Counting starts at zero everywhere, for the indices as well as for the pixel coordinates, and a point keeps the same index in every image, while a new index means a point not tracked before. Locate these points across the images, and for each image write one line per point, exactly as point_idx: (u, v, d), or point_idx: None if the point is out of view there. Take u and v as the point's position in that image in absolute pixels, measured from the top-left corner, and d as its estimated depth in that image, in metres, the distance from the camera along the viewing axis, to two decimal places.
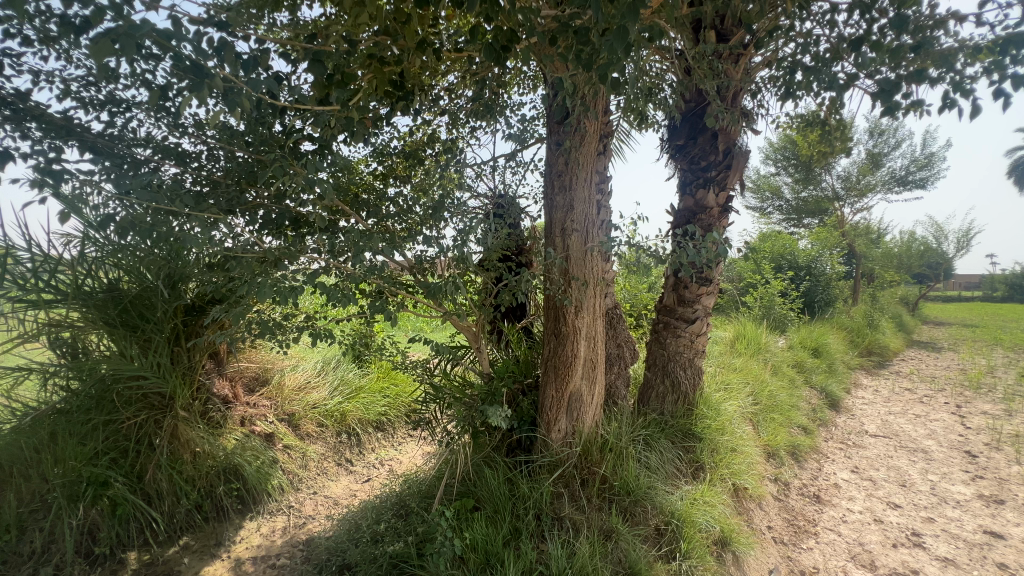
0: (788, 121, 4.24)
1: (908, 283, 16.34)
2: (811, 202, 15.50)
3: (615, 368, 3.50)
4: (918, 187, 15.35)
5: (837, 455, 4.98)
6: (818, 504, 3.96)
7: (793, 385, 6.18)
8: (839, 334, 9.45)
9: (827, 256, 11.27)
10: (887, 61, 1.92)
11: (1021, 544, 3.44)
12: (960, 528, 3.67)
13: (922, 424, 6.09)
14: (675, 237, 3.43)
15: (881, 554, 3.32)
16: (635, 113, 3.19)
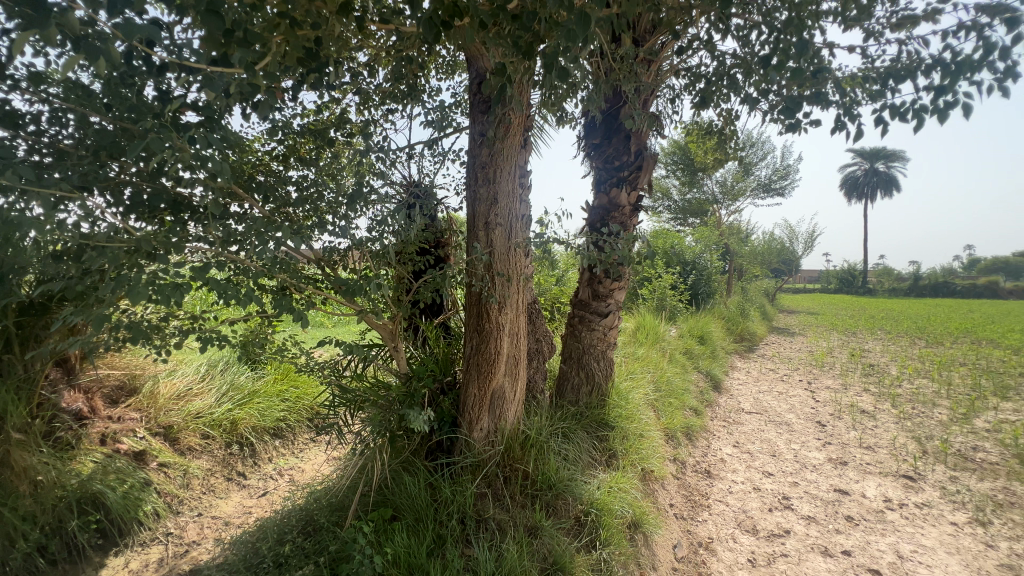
0: (687, 128, 4.57)
1: (769, 277, 18.87)
2: (695, 203, 17.16)
3: (535, 362, 3.53)
4: (778, 194, 17.74)
5: (721, 433, 5.56)
6: (709, 478, 4.37)
7: (684, 370, 6.79)
8: (718, 323, 10.61)
9: (709, 252, 12.56)
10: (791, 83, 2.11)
11: (861, 498, 4.08)
12: (817, 489, 4.27)
13: (784, 399, 7.05)
14: (590, 234, 3.52)
15: (761, 518, 3.74)
16: (555, 108, 3.18)
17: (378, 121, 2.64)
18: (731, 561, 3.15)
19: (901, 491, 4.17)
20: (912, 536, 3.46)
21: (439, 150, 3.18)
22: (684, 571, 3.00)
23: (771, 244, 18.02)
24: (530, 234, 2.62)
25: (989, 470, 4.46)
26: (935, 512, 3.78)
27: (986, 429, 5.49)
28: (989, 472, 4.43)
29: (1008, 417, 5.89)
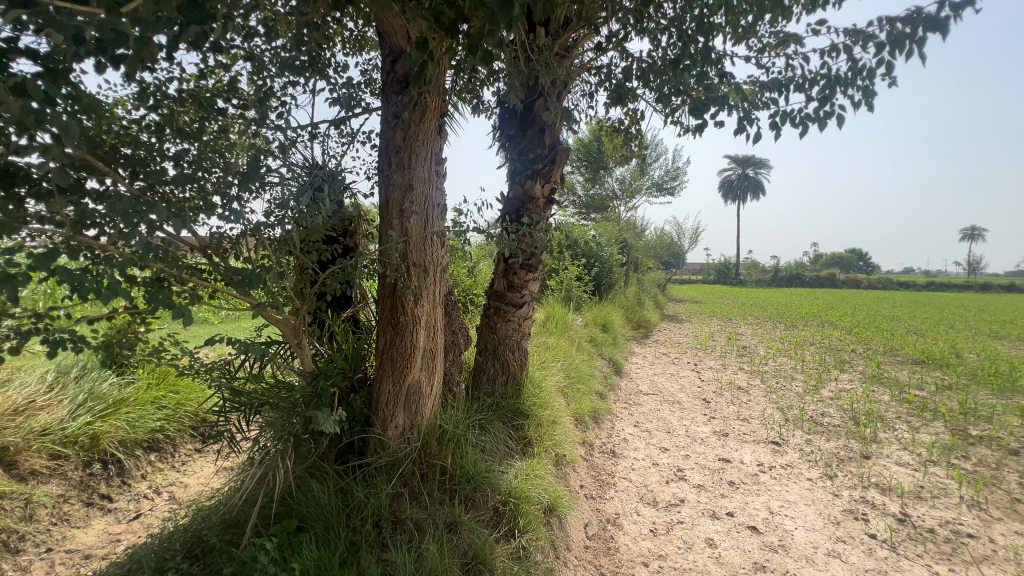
0: (594, 124, 4.76)
1: (661, 269, 20.60)
2: (597, 199, 18.10)
3: (450, 355, 3.47)
4: (669, 193, 19.35)
5: (624, 414, 5.96)
6: (614, 457, 4.66)
7: (590, 357, 7.15)
8: (619, 311, 11.35)
9: (610, 245, 13.35)
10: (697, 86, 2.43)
11: (740, 464, 4.61)
12: (705, 459, 4.74)
13: (675, 380, 7.75)
14: (505, 225, 3.51)
15: (659, 490, 4.06)
16: (470, 95, 3.11)
17: (276, 93, 2.36)
18: (635, 533, 3.36)
19: (770, 455, 4.79)
20: (779, 494, 3.98)
21: (346, 131, 2.95)
22: (594, 548, 3.15)
23: (663, 239, 19.64)
24: (447, 223, 2.54)
25: (833, 432, 5.30)
26: (796, 471, 4.39)
27: (830, 397, 6.51)
28: (834, 433, 5.26)
29: (845, 386, 7.05)
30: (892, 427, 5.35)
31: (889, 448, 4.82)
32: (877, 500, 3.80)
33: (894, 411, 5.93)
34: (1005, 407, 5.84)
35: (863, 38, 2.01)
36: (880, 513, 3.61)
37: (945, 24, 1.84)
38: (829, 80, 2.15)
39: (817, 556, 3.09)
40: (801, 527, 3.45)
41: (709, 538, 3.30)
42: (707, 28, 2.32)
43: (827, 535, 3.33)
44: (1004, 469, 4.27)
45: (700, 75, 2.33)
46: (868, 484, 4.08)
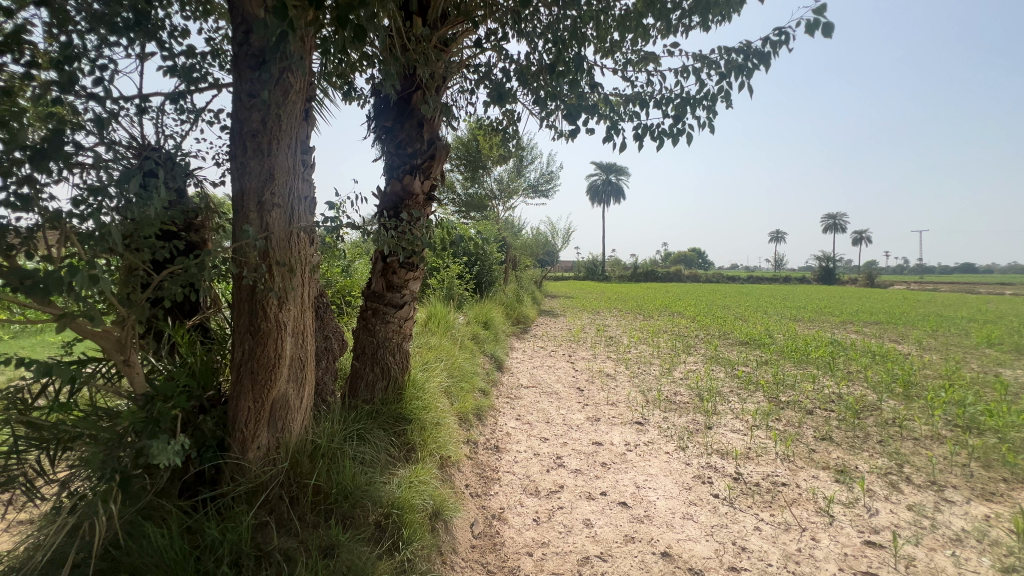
0: (473, 122, 4.77)
1: (537, 267, 21.63)
2: (476, 198, 18.31)
3: (323, 363, 3.18)
4: (543, 194, 20.37)
5: (506, 409, 6.08)
6: (498, 452, 4.73)
7: (472, 355, 7.18)
8: (499, 308, 11.60)
9: (490, 243, 13.58)
10: (571, 92, 2.59)
11: (611, 445, 5.01)
12: (581, 445, 5.03)
13: (552, 372, 8.16)
14: (382, 221, 3.32)
15: (541, 479, 4.20)
16: (340, 78, 2.87)
17: (86, 52, 1.89)
18: (520, 525, 3.44)
19: (635, 434, 5.29)
20: (643, 469, 4.41)
21: (189, 108, 2.52)
22: (481, 546, 3.15)
23: (539, 238, 20.61)
24: (315, 219, 2.32)
25: (684, 408, 6.06)
26: (656, 447, 4.91)
27: (681, 378, 7.44)
28: (684, 409, 6.01)
29: (692, 367, 8.12)
30: (727, 400, 6.31)
31: (725, 418, 5.66)
32: (719, 464, 4.43)
33: (728, 386, 6.99)
34: (802, 376, 7.26)
35: (708, 65, 2.32)
36: (721, 475, 4.22)
37: (767, 59, 2.20)
38: (682, 98, 2.43)
39: (675, 520, 3.49)
40: (661, 496, 3.87)
41: (587, 519, 3.53)
42: (579, 39, 2.48)
43: (682, 500, 3.78)
44: (804, 427, 5.29)
45: (573, 83, 2.50)
46: (711, 451, 4.74)
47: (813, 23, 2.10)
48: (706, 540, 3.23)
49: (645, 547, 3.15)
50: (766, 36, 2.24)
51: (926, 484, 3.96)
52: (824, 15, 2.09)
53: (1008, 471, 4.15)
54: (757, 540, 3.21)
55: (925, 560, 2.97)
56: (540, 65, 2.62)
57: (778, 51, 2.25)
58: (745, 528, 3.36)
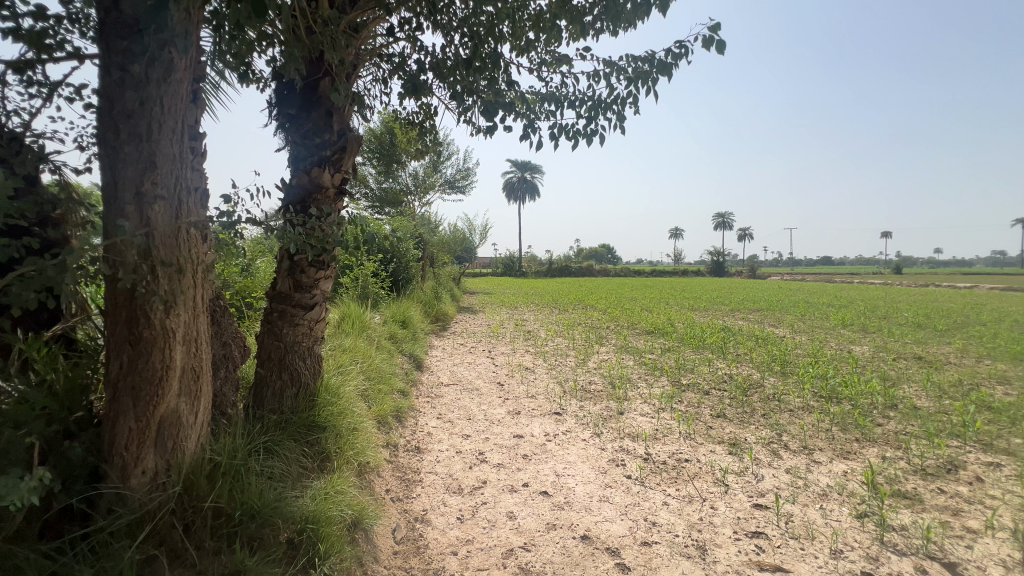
0: (387, 114, 4.59)
1: (455, 263, 21.47)
2: (391, 193, 17.72)
3: (221, 372, 2.88)
4: (460, 191, 20.29)
5: (426, 409, 5.97)
6: (419, 454, 4.62)
7: (390, 355, 6.95)
8: (418, 307, 11.35)
9: (407, 239, 13.21)
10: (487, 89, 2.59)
11: (532, 437, 5.13)
12: (502, 439, 5.09)
13: (473, 369, 8.15)
14: (288, 217, 3.08)
15: (464, 476, 4.19)
16: (236, 58, 2.61)
17: None
18: (443, 525, 3.40)
19: (554, 425, 5.46)
20: (562, 457, 4.57)
21: (39, 81, 2.13)
22: (403, 551, 3.07)
23: (457, 234, 20.46)
24: (206, 214, 2.08)
25: (598, 396, 6.38)
26: (574, 436, 5.11)
27: (595, 368, 7.83)
28: (598, 398, 6.33)
29: (604, 357, 8.57)
30: (637, 386, 6.76)
31: (635, 403, 6.05)
32: (630, 447, 4.72)
33: (637, 373, 7.48)
34: (699, 361, 7.99)
35: (617, 71, 2.44)
36: (633, 457, 4.50)
37: (669, 69, 2.36)
38: (594, 101, 2.54)
39: (592, 504, 3.67)
40: (579, 482, 4.04)
41: (510, 512, 3.58)
42: (496, 36, 2.48)
43: (598, 484, 3.98)
44: (702, 406, 5.83)
45: (490, 80, 2.50)
46: (623, 435, 5.05)
47: (708, 39, 2.30)
48: (621, 519, 3.44)
49: (566, 533, 3.28)
50: (669, 47, 2.41)
51: (799, 449, 4.56)
52: (718, 33, 2.31)
53: (859, 432, 4.91)
54: (666, 514, 3.48)
55: (800, 515, 3.42)
56: (456, 60, 2.59)
57: (679, 62, 2.44)
58: (654, 504, 3.63)
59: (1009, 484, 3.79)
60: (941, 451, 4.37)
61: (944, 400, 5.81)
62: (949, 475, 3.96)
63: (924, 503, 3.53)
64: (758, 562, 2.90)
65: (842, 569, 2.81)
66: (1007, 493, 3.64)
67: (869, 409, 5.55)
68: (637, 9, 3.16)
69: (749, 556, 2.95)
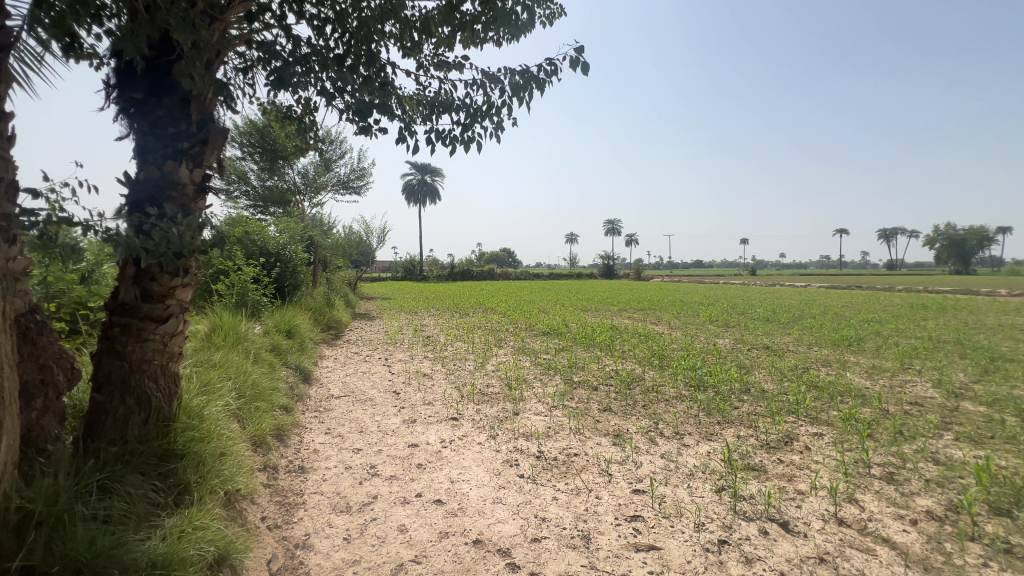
0: (262, 106, 4.23)
1: (351, 267, 20.40)
2: (276, 191, 16.29)
3: (39, 403, 2.39)
4: (355, 191, 19.36)
5: (313, 424, 5.54)
6: (303, 474, 4.27)
7: (271, 369, 6.35)
8: (306, 314, 10.53)
9: (295, 241, 12.24)
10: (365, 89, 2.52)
11: (427, 445, 5.02)
12: (395, 449, 4.91)
13: (367, 378, 7.77)
14: (132, 217, 2.66)
15: (353, 493, 3.95)
16: (58, 28, 2.21)
17: None
18: (328, 548, 3.18)
19: (450, 430, 5.41)
20: (457, 463, 4.54)
21: None
22: None
23: (352, 237, 19.44)
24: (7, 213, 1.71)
25: (495, 398, 6.47)
26: (469, 440, 5.11)
27: (493, 371, 7.93)
28: (495, 400, 6.42)
29: (502, 360, 8.72)
30: (532, 386, 6.98)
31: (530, 403, 6.23)
32: (524, 446, 4.85)
33: (533, 373, 7.73)
34: (589, 359, 8.50)
35: (496, 80, 2.50)
36: (526, 456, 4.62)
37: (543, 84, 2.49)
38: (474, 109, 2.59)
39: (485, 507, 3.70)
40: (473, 486, 4.05)
41: (401, 525, 3.46)
42: (373, 36, 2.42)
43: (492, 486, 4.02)
44: (591, 402, 6.19)
45: (366, 80, 2.43)
46: (517, 435, 5.17)
47: (576, 61, 2.48)
48: (512, 519, 3.51)
49: (458, 540, 3.26)
50: (542, 64, 2.55)
51: (671, 434, 5.06)
52: (584, 56, 2.49)
53: (720, 415, 5.59)
54: (554, 509, 3.63)
55: (671, 495, 3.78)
56: (330, 57, 2.48)
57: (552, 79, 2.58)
58: (544, 500, 3.76)
59: (828, 450, 4.58)
60: (780, 426, 5.15)
61: (784, 382, 6.86)
62: (786, 447, 4.67)
63: (767, 473, 4.12)
64: (634, 544, 3.14)
65: (703, 540, 3.16)
66: (826, 458, 4.39)
67: (728, 395, 6.34)
68: (522, 23, 3.29)
69: (627, 540, 3.19)
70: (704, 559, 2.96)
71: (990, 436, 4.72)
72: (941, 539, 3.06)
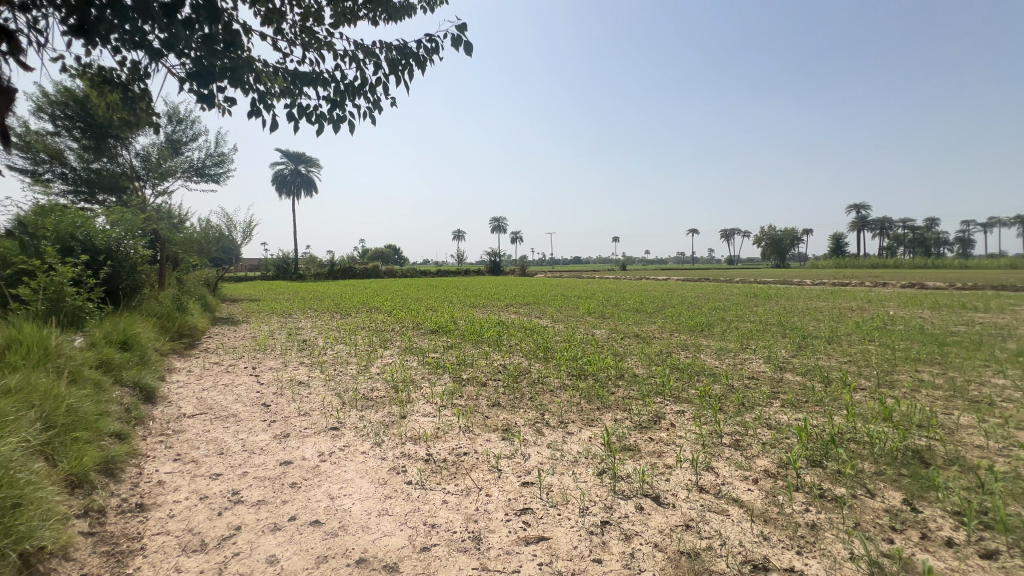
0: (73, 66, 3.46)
1: (208, 266, 17.87)
2: (105, 176, 13.60)
3: None
4: (212, 179, 17.02)
5: (157, 451, 4.67)
6: (141, 513, 3.55)
7: (98, 391, 5.21)
8: (148, 321, 8.92)
9: (133, 235, 10.30)
10: None
11: (302, 461, 4.53)
12: (264, 468, 4.35)
13: (229, 391, 6.81)
14: None
15: (209, 527, 3.39)
16: None
17: None
18: None
19: (330, 441, 4.97)
20: (338, 477, 4.17)
21: None
22: None
23: (209, 232, 17.03)
24: None
25: (380, 403, 6.12)
26: (352, 450, 4.74)
27: (377, 373, 7.51)
28: (380, 404, 6.07)
29: (387, 361, 8.32)
30: (420, 387, 6.75)
31: (418, 405, 6.02)
32: (411, 451, 4.65)
33: (420, 373, 7.50)
34: (478, 355, 8.51)
35: None
36: (414, 461, 4.43)
37: None
38: None
39: (370, 521, 3.43)
40: (356, 500, 3.75)
41: (270, 556, 3.06)
42: None
43: (377, 498, 3.76)
44: (480, 398, 6.18)
45: None
46: (404, 439, 4.95)
47: None
48: (400, 530, 3.31)
49: (339, 562, 2.97)
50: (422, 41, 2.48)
51: (556, 424, 5.25)
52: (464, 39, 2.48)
53: (599, 401, 5.96)
54: (444, 513, 3.51)
55: (557, 483, 3.91)
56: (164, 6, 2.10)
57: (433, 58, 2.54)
58: (433, 506, 3.62)
59: (688, 424, 5.14)
60: (650, 407, 5.65)
61: (652, 366, 7.57)
62: (655, 426, 5.13)
63: (640, 452, 4.48)
64: (524, 537, 3.17)
65: (588, 524, 3.30)
66: (687, 432, 4.92)
67: (605, 381, 6.81)
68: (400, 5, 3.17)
69: (517, 534, 3.21)
70: (589, 542, 3.08)
71: (805, 400, 5.72)
72: (776, 493, 3.59)
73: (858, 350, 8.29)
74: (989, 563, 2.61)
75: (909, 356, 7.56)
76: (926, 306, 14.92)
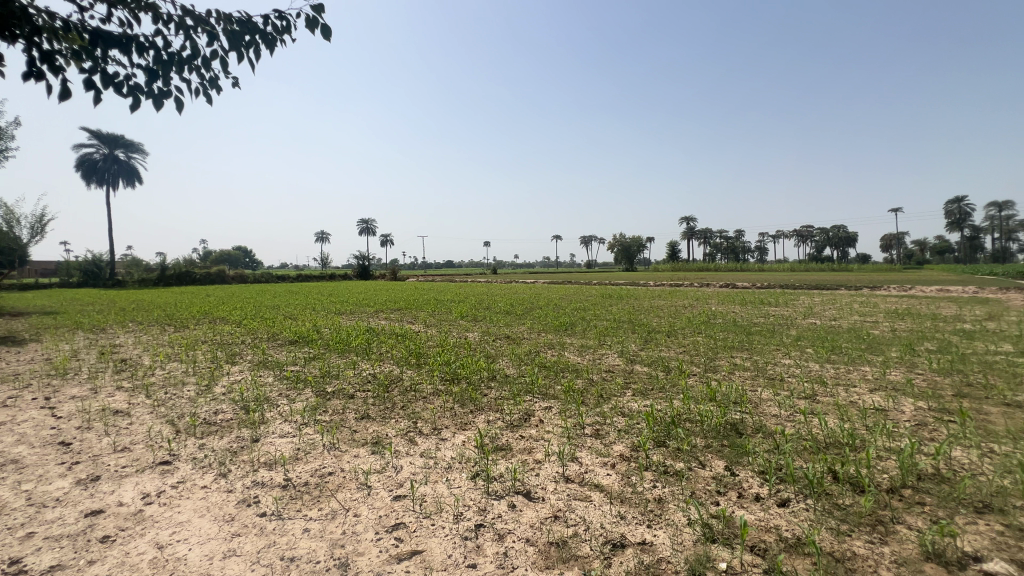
0: None
1: None
2: None
3: None
4: None
5: None
6: None
7: None
8: None
9: None
10: None
11: (119, 508, 3.73)
12: (61, 524, 3.47)
13: (8, 431, 5.30)
14: None
15: None
16: None
17: None
18: None
19: (158, 479, 4.18)
20: (169, 520, 3.52)
21: None
22: None
23: None
24: None
25: (226, 427, 5.34)
26: (188, 486, 4.05)
27: (222, 394, 6.55)
28: (226, 429, 5.29)
29: (235, 378, 7.32)
30: (275, 405, 6.06)
31: (274, 425, 5.39)
32: (266, 479, 4.14)
33: (276, 389, 6.73)
34: (344, 365, 7.95)
35: None
36: (269, 489, 3.95)
37: None
38: None
39: (212, 567, 2.96)
40: (194, 545, 3.19)
41: None
42: None
43: (222, 538, 3.26)
44: (347, 412, 5.77)
45: None
46: (257, 466, 4.39)
47: None
48: (251, 571, 2.91)
49: None
50: None
51: (430, 431, 5.15)
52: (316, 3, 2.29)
53: (473, 404, 6.01)
54: (306, 543, 3.18)
55: (431, 493, 3.82)
56: None
57: None
58: (293, 537, 3.26)
59: (555, 419, 5.46)
60: (521, 406, 5.87)
61: (522, 366, 7.89)
62: (525, 423, 5.34)
63: (512, 450, 4.62)
64: (396, 555, 3.03)
65: (462, 530, 3.28)
66: (555, 426, 5.22)
67: (479, 384, 6.89)
68: None
69: (389, 553, 3.05)
70: (463, 548, 3.07)
71: (651, 388, 6.48)
72: (630, 474, 3.99)
73: (690, 341, 9.70)
74: (784, 510, 3.23)
75: (726, 344, 9.07)
76: (737, 303, 18.16)
